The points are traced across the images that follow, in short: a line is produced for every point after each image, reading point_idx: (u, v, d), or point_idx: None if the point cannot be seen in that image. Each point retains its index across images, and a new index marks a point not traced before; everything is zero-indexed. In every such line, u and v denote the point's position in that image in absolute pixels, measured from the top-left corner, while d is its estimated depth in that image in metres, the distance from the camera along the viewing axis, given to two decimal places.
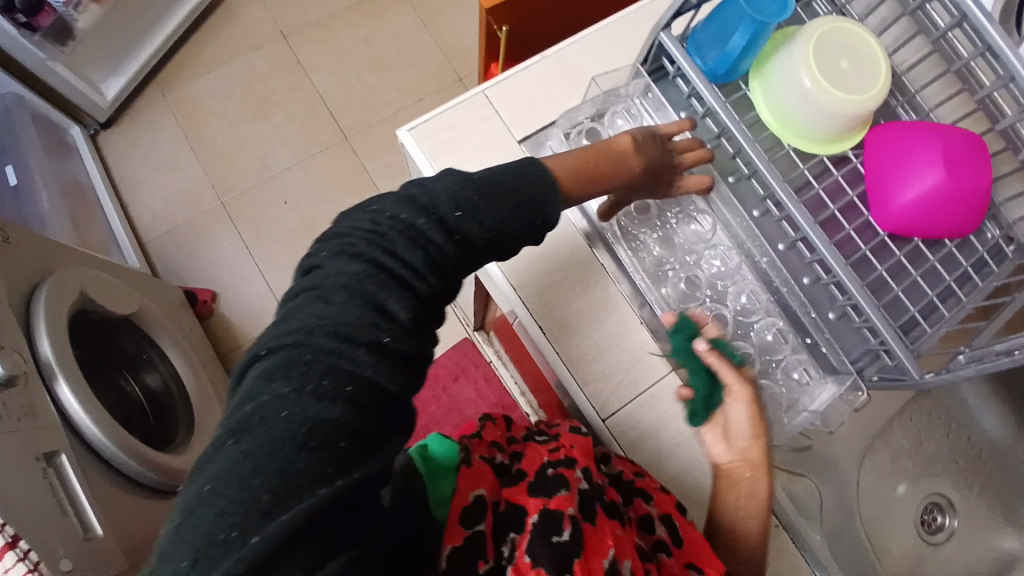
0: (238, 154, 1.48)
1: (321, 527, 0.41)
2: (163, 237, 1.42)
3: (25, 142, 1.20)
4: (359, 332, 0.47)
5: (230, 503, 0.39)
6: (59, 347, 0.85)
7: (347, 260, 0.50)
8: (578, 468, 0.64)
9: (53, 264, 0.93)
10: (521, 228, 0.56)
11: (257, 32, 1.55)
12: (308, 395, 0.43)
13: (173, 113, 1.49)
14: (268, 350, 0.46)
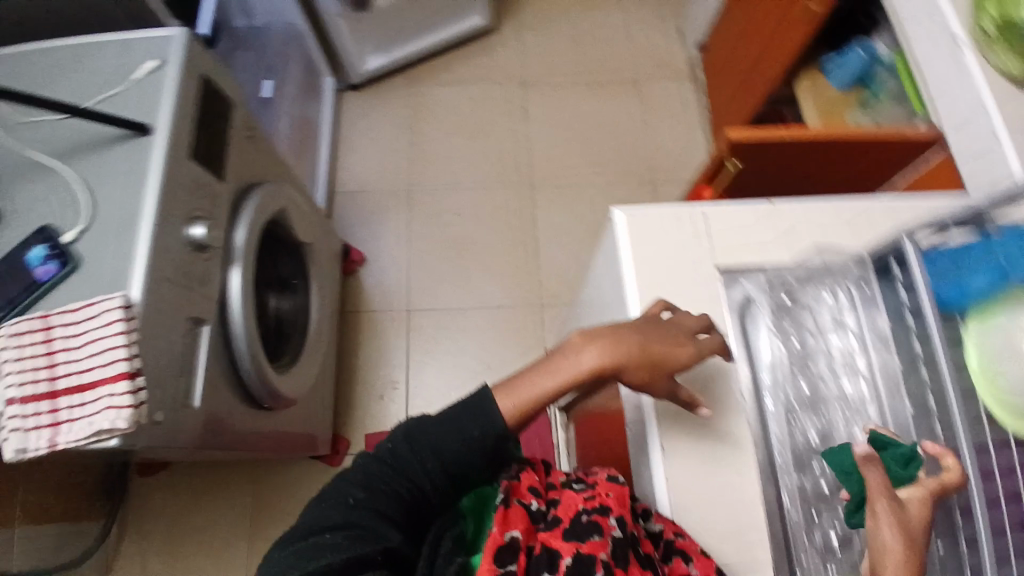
0: (440, 158, 1.66)
1: None
2: (349, 195, 1.60)
3: (292, 71, 1.40)
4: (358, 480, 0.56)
5: None
6: (248, 241, 0.89)
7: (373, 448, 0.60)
8: (617, 515, 0.53)
9: (273, 177, 1.05)
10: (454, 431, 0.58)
11: (503, 70, 1.75)
12: (317, 514, 0.53)
13: (407, 102, 1.69)
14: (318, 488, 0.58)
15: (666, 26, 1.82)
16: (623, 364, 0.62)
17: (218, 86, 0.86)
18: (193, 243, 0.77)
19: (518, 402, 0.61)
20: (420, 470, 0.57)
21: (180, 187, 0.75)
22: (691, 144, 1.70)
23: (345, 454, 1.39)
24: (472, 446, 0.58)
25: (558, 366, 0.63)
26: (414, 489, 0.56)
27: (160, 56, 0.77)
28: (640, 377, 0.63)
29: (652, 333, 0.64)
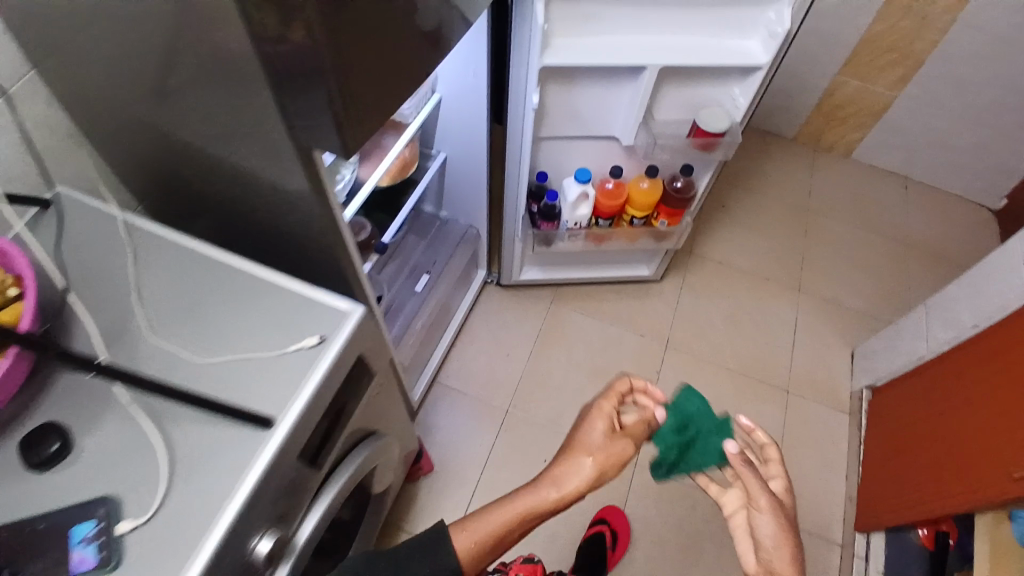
0: (554, 386, 1.52)
1: None
2: (448, 390, 1.50)
3: (451, 272, 1.40)
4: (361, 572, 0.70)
5: None
6: (317, 531, 0.75)
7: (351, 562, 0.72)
8: None
9: (377, 426, 0.93)
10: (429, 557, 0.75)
11: (651, 322, 1.64)
12: None
13: (544, 318, 1.62)
14: None
15: (837, 347, 1.66)
16: (580, 466, 0.84)
17: (365, 361, 0.75)
18: (252, 560, 0.63)
19: (480, 533, 0.80)
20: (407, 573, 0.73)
21: (270, 491, 0.64)
22: (830, 492, 1.46)
23: None
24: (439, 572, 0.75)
25: (520, 499, 0.84)
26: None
27: (325, 332, 0.69)
28: (597, 466, 0.84)
29: (583, 428, 0.90)
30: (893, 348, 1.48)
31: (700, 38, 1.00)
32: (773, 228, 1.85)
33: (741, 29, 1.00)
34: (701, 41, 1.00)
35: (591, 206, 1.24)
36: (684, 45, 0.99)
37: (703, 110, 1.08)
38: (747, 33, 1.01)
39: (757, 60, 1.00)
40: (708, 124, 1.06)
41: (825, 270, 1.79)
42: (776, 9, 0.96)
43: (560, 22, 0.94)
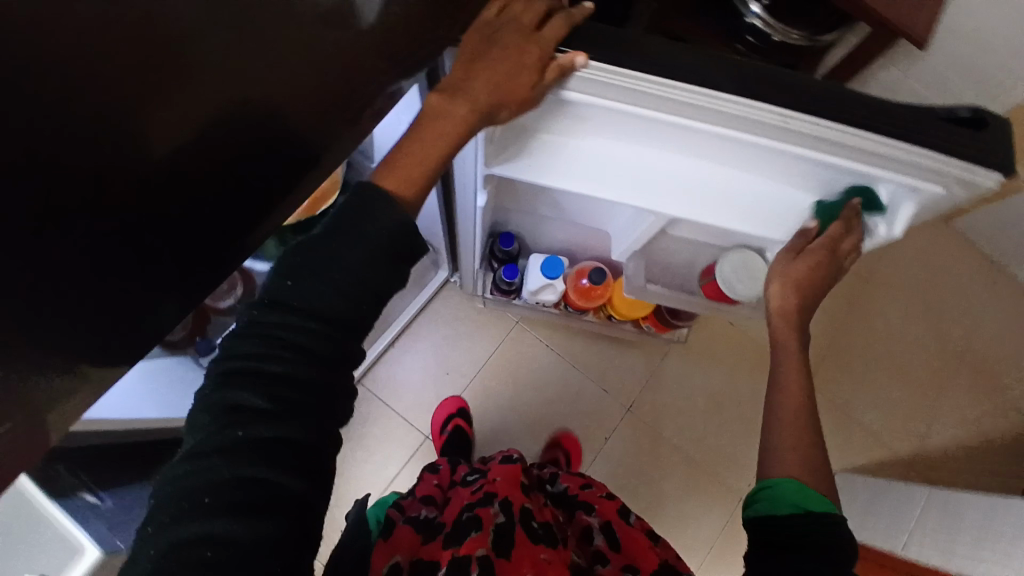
0: (486, 424, 1.34)
1: (281, 426, 0.47)
2: (370, 396, 1.33)
3: None
4: (287, 331, 0.49)
5: (214, 478, 0.45)
6: None
7: (274, 310, 0.49)
8: (495, 506, 0.70)
9: None
10: (361, 274, 0.50)
11: (623, 378, 1.40)
12: (256, 368, 0.48)
13: (501, 340, 1.38)
14: (230, 366, 0.48)
15: None
16: (492, 102, 0.55)
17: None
18: None
19: (400, 177, 0.55)
20: (322, 292, 0.49)
21: None
22: None
23: None
24: (383, 246, 0.51)
25: (426, 119, 0.56)
26: (291, 349, 0.49)
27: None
28: (516, 114, 0.56)
29: (505, 56, 0.54)
30: (877, 512, 1.24)
31: (758, 185, 0.68)
32: (815, 296, 1.52)
33: (832, 192, 0.66)
34: (755, 192, 0.68)
35: (560, 294, 0.98)
36: (734, 192, 0.68)
37: (730, 256, 0.78)
38: (839, 198, 0.67)
39: (835, 245, 0.67)
40: (732, 287, 0.78)
41: (852, 367, 1.50)
42: (892, 190, 0.62)
43: (548, 121, 0.66)
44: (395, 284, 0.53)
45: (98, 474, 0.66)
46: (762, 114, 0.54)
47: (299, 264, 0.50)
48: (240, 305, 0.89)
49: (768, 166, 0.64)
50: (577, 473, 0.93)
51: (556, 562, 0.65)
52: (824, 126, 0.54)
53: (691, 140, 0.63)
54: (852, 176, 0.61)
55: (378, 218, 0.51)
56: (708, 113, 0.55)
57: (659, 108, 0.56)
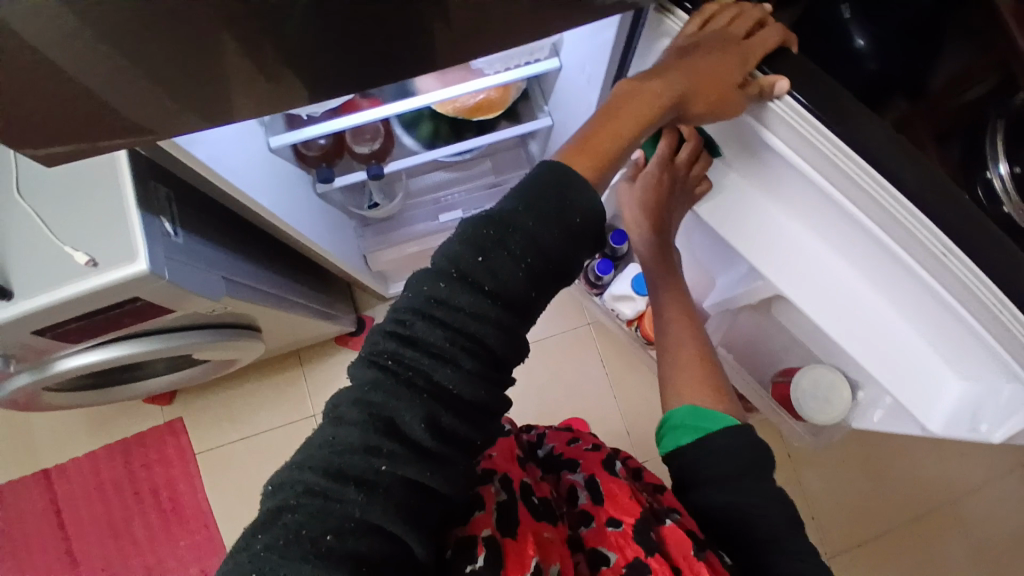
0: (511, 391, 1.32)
1: (452, 441, 0.40)
2: None
3: None
4: (486, 315, 0.41)
5: (372, 488, 0.37)
6: (72, 351, 0.78)
7: (473, 280, 0.41)
8: (496, 479, 0.50)
9: (228, 317, 0.86)
10: (561, 247, 0.43)
11: (656, 432, 1.31)
12: (441, 355, 0.40)
13: (566, 328, 1.35)
14: (406, 343, 0.40)
15: None
16: (684, 88, 0.51)
17: (133, 286, 0.64)
18: None
19: (588, 150, 0.49)
20: (521, 264, 0.41)
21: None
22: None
23: (158, 404, 1.27)
24: (583, 239, 0.44)
25: (617, 99, 0.52)
26: (468, 352, 0.40)
27: (100, 255, 0.63)
28: (704, 111, 0.52)
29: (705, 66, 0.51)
30: None
31: (889, 322, 0.62)
32: (889, 483, 1.32)
33: (959, 361, 0.60)
34: (877, 314, 0.62)
35: (637, 313, 0.97)
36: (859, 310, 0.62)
37: (812, 373, 0.81)
38: (961, 374, 0.61)
39: (927, 417, 0.61)
40: (803, 400, 0.81)
41: (877, 573, 1.28)
42: (1016, 393, 0.56)
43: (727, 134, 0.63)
44: (576, 270, 0.45)
45: (182, 208, 0.72)
46: (926, 236, 0.49)
47: (493, 237, 0.41)
48: (371, 159, 0.90)
49: (907, 301, 0.59)
50: (565, 425, 0.74)
51: (557, 543, 0.49)
52: (983, 289, 0.49)
53: (847, 234, 0.58)
54: (996, 362, 0.55)
55: (578, 194, 0.43)
56: (876, 211, 0.51)
57: (840, 188, 0.52)
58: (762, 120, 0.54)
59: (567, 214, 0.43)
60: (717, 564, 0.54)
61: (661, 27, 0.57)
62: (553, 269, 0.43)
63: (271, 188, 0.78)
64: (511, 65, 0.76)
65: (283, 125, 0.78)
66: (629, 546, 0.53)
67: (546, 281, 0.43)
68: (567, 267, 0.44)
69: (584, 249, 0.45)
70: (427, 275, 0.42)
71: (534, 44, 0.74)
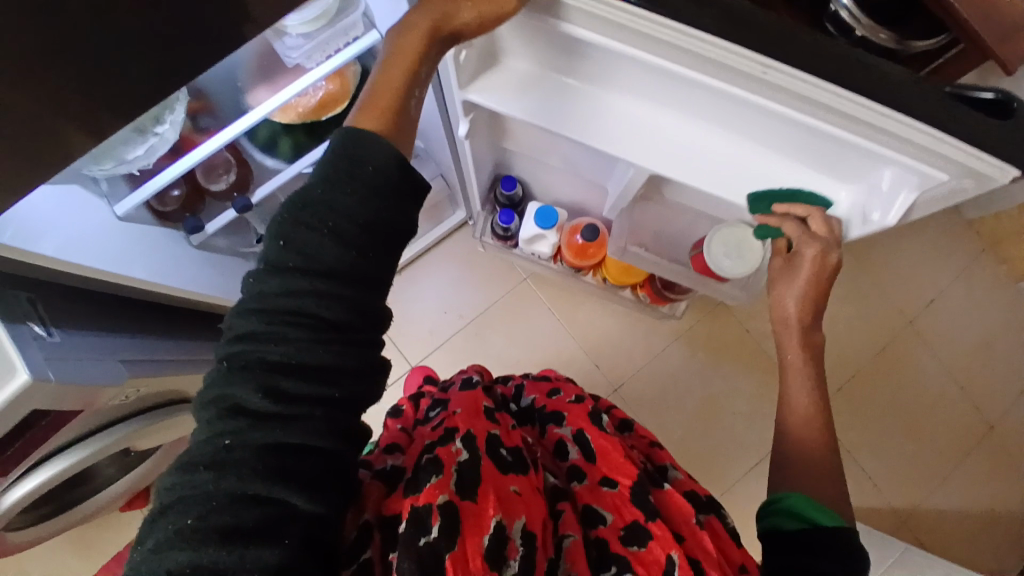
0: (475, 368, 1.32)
1: (304, 404, 0.39)
2: None
3: None
4: (300, 283, 0.40)
5: (225, 465, 0.36)
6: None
7: (277, 257, 0.40)
8: (460, 441, 0.49)
9: (152, 399, 0.83)
10: (363, 204, 0.41)
11: (622, 355, 1.33)
12: (267, 333, 0.39)
13: (505, 290, 1.35)
14: (236, 336, 0.40)
15: None
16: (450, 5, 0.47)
17: (23, 401, 0.61)
18: None
19: (376, 105, 0.47)
20: (322, 228, 0.40)
21: None
22: None
23: (135, 507, 1.23)
24: (382, 182, 0.42)
25: (393, 42, 0.49)
26: (294, 322, 0.39)
27: None
28: (479, 20, 0.48)
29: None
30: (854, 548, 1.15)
31: (744, 156, 0.63)
32: (847, 325, 1.37)
33: (828, 168, 0.62)
34: (742, 156, 0.63)
35: (554, 248, 0.97)
36: (725, 160, 0.64)
37: (721, 232, 0.76)
38: (836, 177, 0.63)
39: (827, 229, 0.62)
40: (718, 263, 0.75)
41: (861, 408, 1.34)
42: (894, 176, 0.57)
43: (536, 53, 0.62)
44: (402, 225, 0.44)
45: (52, 307, 0.68)
46: (738, 59, 0.48)
47: (287, 218, 0.41)
48: (232, 193, 0.87)
49: (760, 132, 0.60)
50: (543, 376, 0.73)
51: (527, 497, 0.48)
52: (818, 87, 0.48)
53: (679, 93, 0.59)
54: (857, 154, 0.56)
55: (365, 151, 0.43)
56: (684, 57, 0.50)
57: (638, 47, 0.51)
58: (557, 14, 0.51)
59: (357, 167, 0.42)
60: (721, 532, 0.54)
61: None
62: (366, 224, 0.41)
63: (142, 258, 0.75)
64: (330, 52, 0.72)
65: (125, 187, 0.76)
66: (627, 508, 0.51)
67: (369, 236, 0.42)
68: (383, 214, 0.42)
69: (397, 197, 0.43)
70: (244, 281, 0.42)
71: (344, 21, 0.70)
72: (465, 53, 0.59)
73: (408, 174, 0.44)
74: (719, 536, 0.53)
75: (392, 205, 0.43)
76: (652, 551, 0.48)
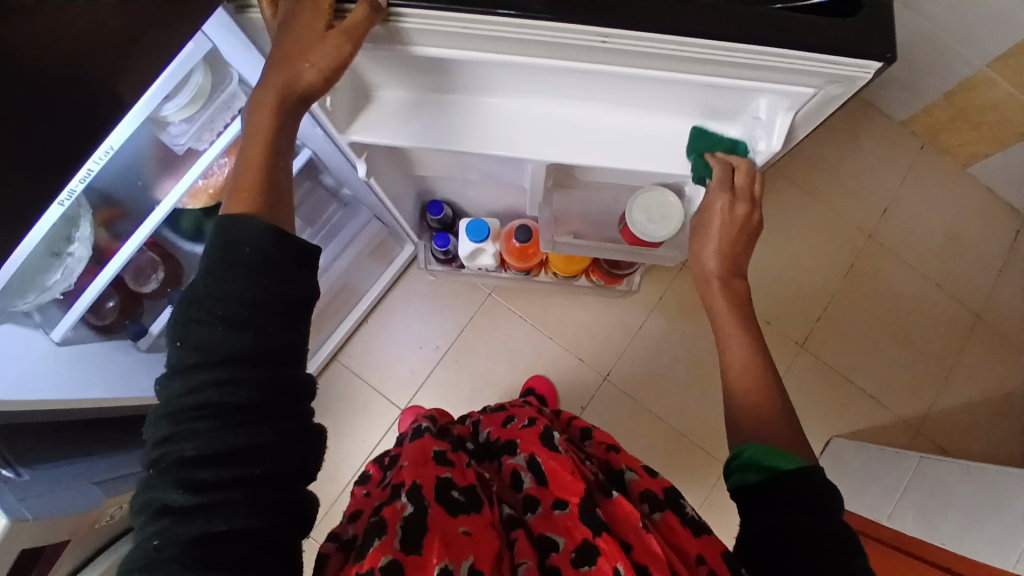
0: (464, 395, 1.31)
1: (225, 491, 0.39)
2: (343, 371, 1.31)
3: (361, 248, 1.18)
4: (200, 377, 0.40)
5: (152, 567, 0.36)
6: None
7: (179, 360, 0.41)
8: (404, 495, 0.52)
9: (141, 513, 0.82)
10: (250, 284, 0.42)
11: (603, 343, 1.34)
12: (179, 434, 0.40)
13: (472, 312, 1.35)
14: (154, 443, 0.41)
15: (814, 431, 1.31)
16: (288, 63, 0.48)
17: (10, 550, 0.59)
18: None
19: (238, 189, 0.47)
20: (213, 320, 0.41)
21: None
22: None
23: None
24: (264, 257, 0.43)
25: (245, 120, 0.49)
26: (202, 416, 0.40)
27: None
28: (320, 74, 0.48)
29: (297, 29, 0.48)
30: (878, 468, 1.14)
31: (631, 119, 0.66)
32: (809, 255, 1.38)
33: (712, 113, 0.64)
34: (634, 122, 0.66)
35: (497, 257, 0.99)
36: (612, 132, 0.65)
37: (640, 201, 0.77)
38: (724, 119, 0.65)
39: (726, 170, 0.64)
40: (645, 230, 0.76)
41: (846, 330, 1.36)
42: (768, 102, 0.60)
43: (409, 80, 0.63)
44: (304, 290, 0.45)
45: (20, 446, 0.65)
46: (574, 36, 0.51)
47: (180, 318, 0.41)
48: (165, 288, 0.88)
49: (635, 99, 0.62)
50: (500, 407, 0.75)
51: (478, 536, 0.51)
52: (657, 42, 0.51)
53: (551, 83, 0.61)
54: (731, 91, 0.58)
55: (239, 232, 0.43)
56: (537, 46, 0.52)
57: (496, 51, 0.54)
58: (402, 40, 0.53)
59: (234, 251, 0.42)
60: (677, 526, 0.57)
61: (258, 24, 0.56)
62: (257, 304, 0.42)
63: (90, 380, 0.77)
64: (218, 129, 0.73)
65: (58, 312, 0.75)
66: (578, 527, 0.52)
67: (264, 312, 0.42)
68: (276, 292, 0.43)
69: (285, 269, 0.44)
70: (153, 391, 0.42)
71: (222, 96, 0.70)
72: (328, 99, 0.62)
73: (296, 242, 0.45)
74: (674, 534, 0.56)
75: (282, 278, 0.43)
76: (604, 569, 0.49)
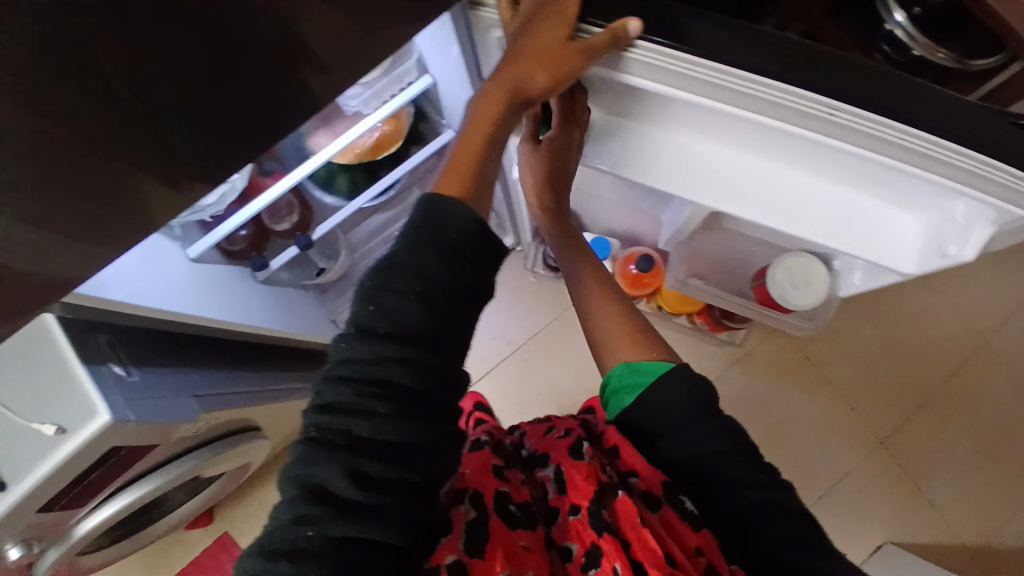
0: (528, 395, 1.31)
1: (385, 487, 0.40)
2: None
3: None
4: (388, 358, 0.41)
5: (312, 552, 0.37)
6: (108, 519, 0.76)
7: (367, 328, 0.41)
8: (468, 497, 0.52)
9: (234, 425, 0.86)
10: (448, 271, 0.43)
11: None
12: (353, 408, 0.40)
13: (554, 317, 1.34)
14: (322, 408, 0.41)
15: (870, 528, 1.25)
16: (523, 74, 0.48)
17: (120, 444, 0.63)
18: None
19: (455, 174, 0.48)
20: (409, 297, 0.42)
21: None
22: None
23: (200, 527, 1.20)
24: (463, 248, 0.44)
25: (472, 112, 0.50)
26: (380, 397, 0.41)
27: (66, 421, 0.61)
28: (551, 84, 0.48)
29: (535, 38, 0.47)
30: None
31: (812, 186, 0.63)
32: (914, 349, 1.31)
33: (902, 201, 0.60)
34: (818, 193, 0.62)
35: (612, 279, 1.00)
36: (792, 193, 0.62)
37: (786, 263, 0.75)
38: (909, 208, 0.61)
39: (901, 262, 0.60)
40: (785, 293, 0.75)
41: (932, 435, 1.28)
42: (969, 207, 0.55)
43: (598, 97, 0.62)
44: (481, 287, 0.45)
45: (132, 347, 0.68)
46: (804, 104, 0.48)
47: (377, 284, 0.42)
48: (295, 232, 0.91)
49: (828, 167, 0.59)
50: (543, 415, 0.72)
51: (536, 552, 0.50)
52: (887, 130, 0.48)
53: (745, 134, 0.58)
54: (935, 189, 0.54)
55: (445, 220, 0.43)
56: (756, 104, 0.49)
57: (707, 98, 0.51)
58: (616, 66, 0.52)
59: (440, 235, 0.43)
60: (674, 519, 0.51)
61: (484, 20, 0.56)
62: (449, 293, 0.43)
63: (210, 301, 0.75)
64: (386, 98, 0.74)
65: (197, 232, 0.80)
66: (588, 531, 0.51)
67: (450, 304, 0.43)
68: (462, 288, 0.44)
69: (476, 261, 0.45)
70: (330, 348, 0.43)
71: (399, 69, 0.71)
72: None
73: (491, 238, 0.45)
74: (674, 530, 0.51)
75: (473, 275, 0.44)
76: (605, 570, 0.48)
